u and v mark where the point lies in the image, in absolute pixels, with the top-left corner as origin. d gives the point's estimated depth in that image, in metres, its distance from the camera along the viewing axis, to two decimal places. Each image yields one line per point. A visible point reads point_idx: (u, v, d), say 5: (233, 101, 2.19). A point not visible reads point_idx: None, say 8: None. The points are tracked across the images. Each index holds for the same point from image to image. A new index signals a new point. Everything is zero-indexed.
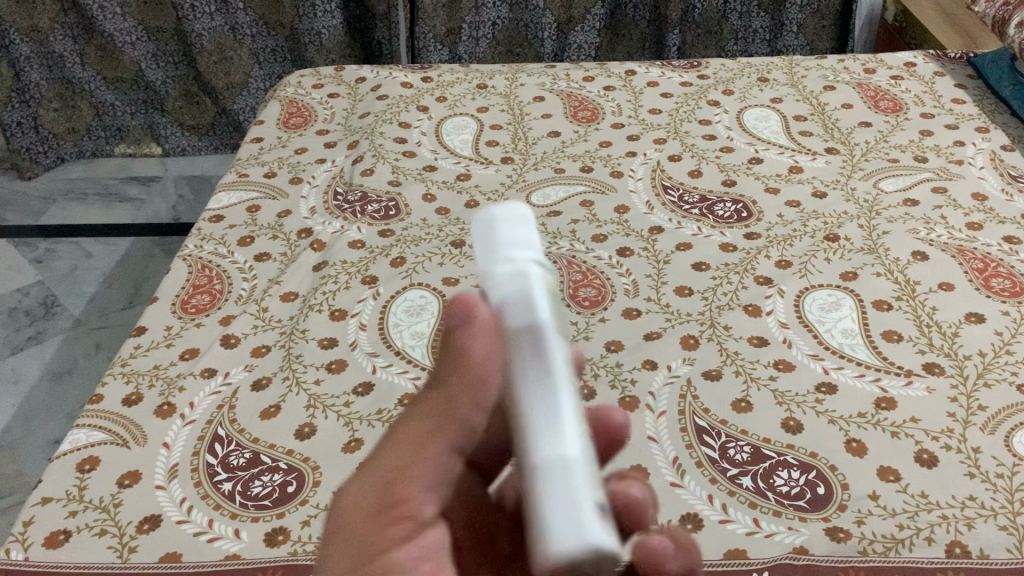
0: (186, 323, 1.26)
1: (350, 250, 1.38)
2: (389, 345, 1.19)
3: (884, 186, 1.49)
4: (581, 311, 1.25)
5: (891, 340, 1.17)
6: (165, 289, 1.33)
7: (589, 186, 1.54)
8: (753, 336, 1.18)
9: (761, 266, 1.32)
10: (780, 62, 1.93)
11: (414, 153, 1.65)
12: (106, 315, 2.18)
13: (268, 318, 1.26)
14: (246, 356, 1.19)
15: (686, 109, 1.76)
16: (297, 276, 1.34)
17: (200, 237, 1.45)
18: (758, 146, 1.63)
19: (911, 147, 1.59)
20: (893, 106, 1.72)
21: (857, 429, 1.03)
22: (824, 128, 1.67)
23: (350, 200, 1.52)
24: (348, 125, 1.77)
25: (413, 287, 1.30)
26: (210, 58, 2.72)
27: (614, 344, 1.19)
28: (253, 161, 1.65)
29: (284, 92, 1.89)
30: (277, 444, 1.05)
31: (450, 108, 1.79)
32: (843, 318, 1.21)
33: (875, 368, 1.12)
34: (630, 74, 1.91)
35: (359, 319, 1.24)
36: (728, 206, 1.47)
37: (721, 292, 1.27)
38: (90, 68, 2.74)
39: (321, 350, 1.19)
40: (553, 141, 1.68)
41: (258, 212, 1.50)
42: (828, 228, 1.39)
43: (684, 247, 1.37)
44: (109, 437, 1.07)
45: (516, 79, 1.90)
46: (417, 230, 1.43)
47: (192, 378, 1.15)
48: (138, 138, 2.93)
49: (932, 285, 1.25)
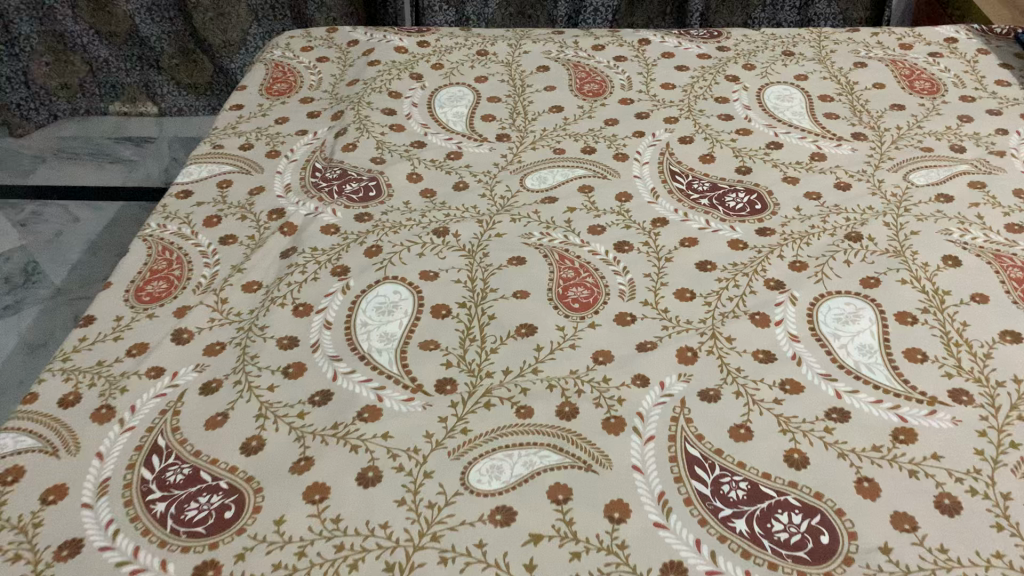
0: (138, 313, 1.15)
1: (323, 236, 1.27)
2: (354, 347, 1.08)
3: (915, 178, 1.35)
4: (569, 315, 1.13)
5: (914, 360, 1.04)
6: (121, 274, 1.22)
7: (589, 171, 1.41)
8: (759, 351, 1.06)
9: (773, 268, 1.19)
10: (808, 33, 1.76)
11: (402, 127, 1.52)
12: (89, 283, 2.08)
13: (226, 311, 1.15)
14: (198, 354, 1.09)
15: (702, 85, 1.61)
16: (262, 263, 1.23)
17: (165, 215, 1.34)
18: (778, 129, 1.48)
19: (947, 135, 1.45)
20: (930, 88, 1.57)
21: (870, 467, 0.91)
22: (852, 110, 1.52)
23: (328, 178, 1.40)
24: (335, 93, 1.63)
25: (387, 281, 1.19)
26: (206, 14, 2.59)
27: (602, 355, 1.06)
28: (230, 131, 1.53)
29: (270, 54, 1.76)
30: (220, 460, 0.95)
31: (446, 77, 1.65)
32: (860, 332, 1.08)
33: (894, 393, 1.00)
34: (643, 43, 1.75)
35: (324, 316, 1.13)
36: (741, 196, 1.33)
37: (727, 297, 1.14)
38: (82, 21, 2.61)
39: (279, 350, 1.08)
40: (555, 117, 1.54)
41: (229, 189, 1.39)
42: (849, 226, 1.26)
43: (689, 243, 1.25)
44: (38, 445, 0.97)
45: (519, 46, 1.75)
46: (398, 215, 1.31)
47: (136, 378, 1.05)
48: (134, 96, 2.76)
49: (964, 296, 1.12)
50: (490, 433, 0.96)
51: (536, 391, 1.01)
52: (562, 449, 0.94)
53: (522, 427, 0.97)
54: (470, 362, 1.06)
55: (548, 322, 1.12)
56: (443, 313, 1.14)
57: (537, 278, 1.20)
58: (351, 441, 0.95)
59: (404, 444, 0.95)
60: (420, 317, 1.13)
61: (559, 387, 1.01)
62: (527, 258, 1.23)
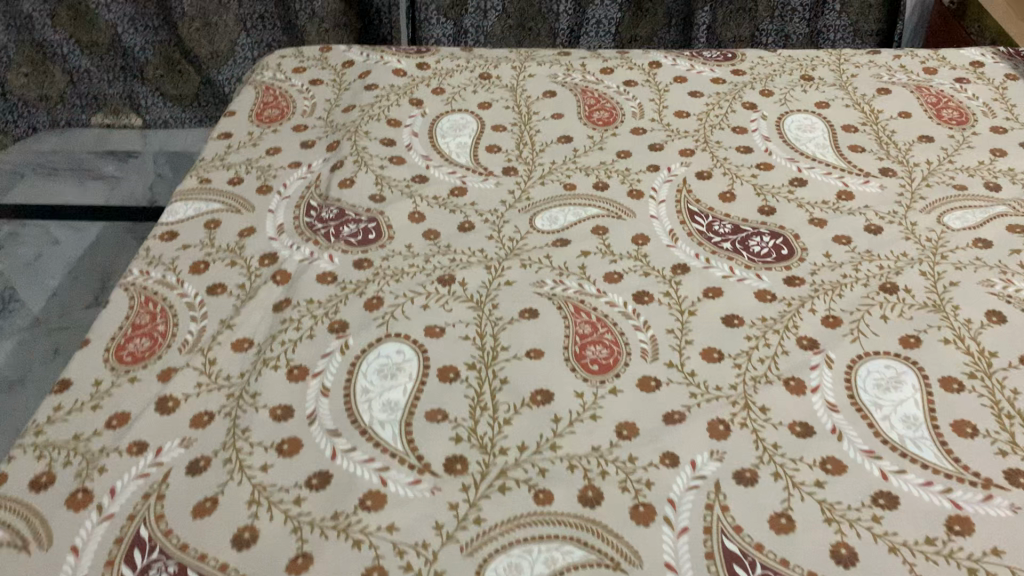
0: (119, 377, 1.06)
1: (318, 286, 1.18)
2: (355, 420, 0.99)
3: (950, 221, 1.27)
4: (589, 379, 1.04)
5: (964, 435, 0.96)
6: (100, 330, 1.13)
7: (603, 209, 1.32)
8: (796, 423, 0.98)
9: (805, 324, 1.11)
10: (827, 56, 1.68)
11: (401, 159, 1.43)
12: (68, 312, 1.97)
13: (215, 375, 1.06)
14: (184, 426, 1.00)
15: (719, 112, 1.52)
16: (253, 317, 1.14)
17: (148, 261, 1.24)
18: (801, 163, 1.40)
19: (980, 170, 1.36)
20: (959, 118, 1.48)
21: (925, 564, 0.83)
22: (878, 142, 1.44)
23: (323, 218, 1.30)
24: (330, 120, 1.54)
25: (389, 339, 1.09)
26: (192, 23, 2.49)
27: (626, 429, 0.97)
28: (217, 163, 1.44)
29: (260, 77, 1.67)
30: (209, 556, 0.86)
31: (448, 103, 1.56)
32: (904, 402, 1.00)
33: (944, 475, 0.92)
34: (654, 66, 1.66)
35: (321, 381, 1.04)
36: (766, 240, 1.25)
37: (757, 358, 1.06)
38: (62, 31, 2.50)
39: (273, 423, 0.99)
40: (564, 148, 1.45)
41: (217, 230, 1.29)
42: (884, 275, 1.18)
43: (713, 293, 1.16)
44: (7, 538, 0.88)
45: (524, 68, 1.66)
46: (399, 261, 1.22)
47: (116, 456, 0.96)
48: (117, 108, 2.64)
49: (1012, 359, 1.04)
50: (506, 523, 0.88)
51: (555, 472, 0.93)
52: (586, 543, 0.86)
53: (541, 515, 0.89)
54: (482, 436, 0.97)
55: (565, 387, 1.03)
56: (451, 376, 1.04)
57: (551, 334, 1.10)
58: (354, 535, 0.87)
59: (413, 539, 0.86)
60: (426, 380, 1.04)
61: (581, 468, 0.93)
62: (540, 310, 1.14)
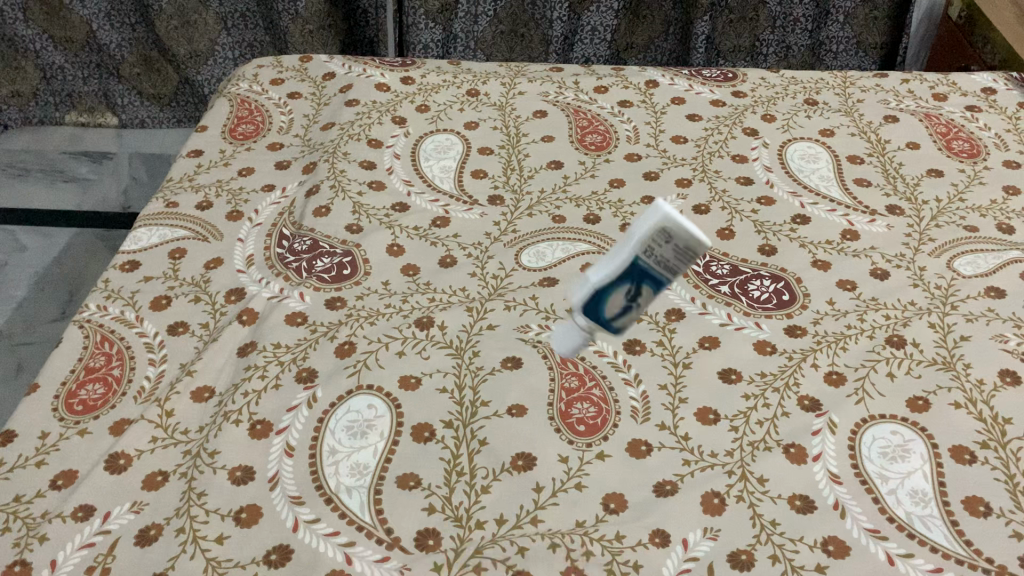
0: (67, 429, 0.98)
1: (287, 330, 1.10)
2: (320, 486, 0.92)
3: (960, 266, 1.20)
4: (574, 442, 0.97)
5: (977, 514, 0.89)
6: (50, 372, 1.05)
7: (594, 245, 1.24)
8: (796, 497, 0.91)
9: (807, 381, 1.04)
10: (831, 78, 1.60)
11: (382, 184, 1.35)
12: (33, 327, 1.89)
13: (172, 429, 0.98)
14: (136, 488, 0.92)
15: (717, 138, 1.45)
16: (216, 364, 1.06)
17: (106, 294, 1.16)
18: (804, 198, 1.32)
19: (993, 210, 1.29)
20: (970, 150, 1.41)
21: None
22: (885, 176, 1.36)
23: (296, 251, 1.23)
24: (308, 139, 1.46)
25: (361, 392, 1.02)
26: (170, 22, 2.39)
27: (614, 502, 0.90)
28: (186, 184, 1.36)
29: (235, 88, 1.58)
30: None
31: (432, 122, 1.48)
32: (911, 474, 0.93)
33: (955, 560, 0.85)
34: (651, 85, 1.58)
35: (285, 440, 0.97)
36: (766, 284, 1.17)
37: (755, 421, 0.99)
38: (35, 25, 2.40)
39: (231, 488, 0.92)
40: (554, 175, 1.38)
41: (181, 260, 1.21)
42: (890, 327, 1.10)
43: (709, 344, 1.09)
44: None
45: (514, 85, 1.57)
46: (375, 300, 1.14)
47: (59, 522, 0.88)
48: (91, 106, 2.56)
49: None
50: None
51: (535, 551, 0.86)
52: None
53: None
54: (458, 507, 0.90)
55: (549, 451, 0.96)
56: (426, 435, 0.97)
57: (535, 388, 1.03)
58: None
59: None
60: (399, 440, 0.97)
61: (563, 547, 0.86)
62: (524, 359, 1.07)
